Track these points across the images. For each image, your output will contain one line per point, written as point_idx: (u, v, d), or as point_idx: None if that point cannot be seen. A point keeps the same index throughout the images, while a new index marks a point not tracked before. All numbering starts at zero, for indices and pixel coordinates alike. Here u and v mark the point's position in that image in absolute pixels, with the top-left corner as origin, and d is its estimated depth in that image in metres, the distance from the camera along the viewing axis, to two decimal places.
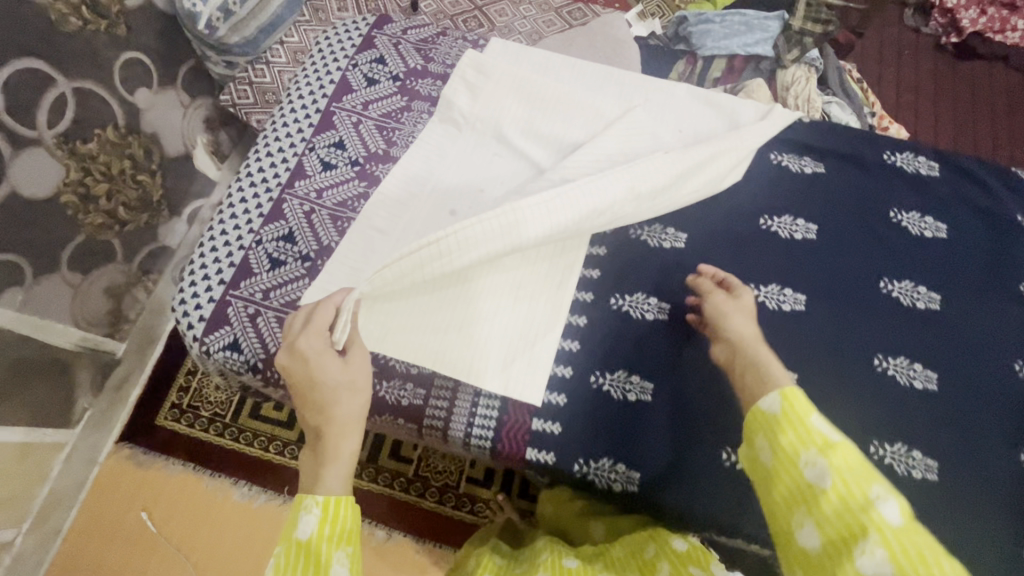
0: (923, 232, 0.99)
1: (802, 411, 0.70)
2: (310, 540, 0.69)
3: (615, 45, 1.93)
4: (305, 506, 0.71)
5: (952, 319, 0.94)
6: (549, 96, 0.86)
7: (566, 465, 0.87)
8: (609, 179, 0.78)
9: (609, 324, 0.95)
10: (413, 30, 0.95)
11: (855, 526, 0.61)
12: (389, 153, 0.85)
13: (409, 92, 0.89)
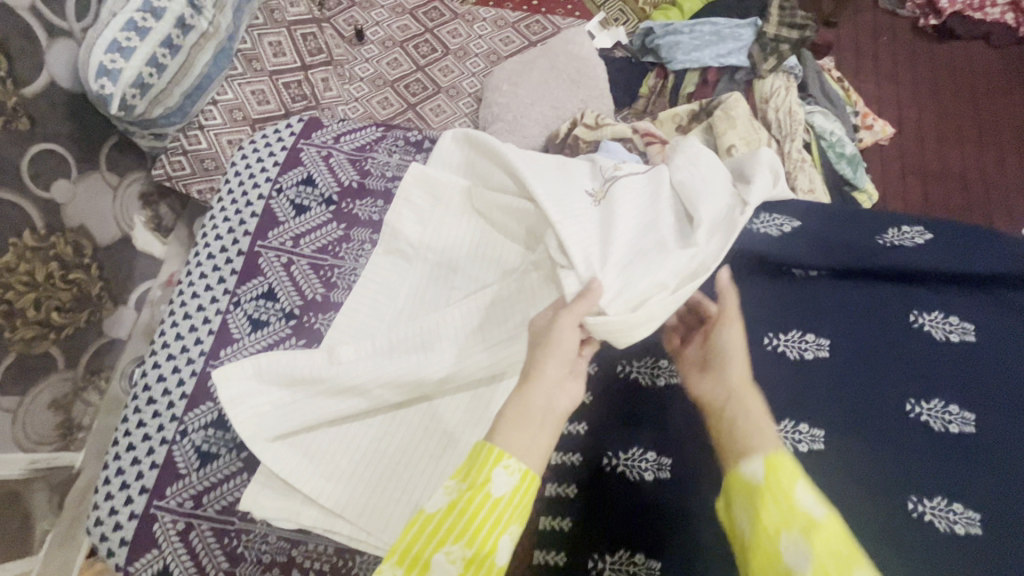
0: (949, 336, 0.74)
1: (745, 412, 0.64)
2: (489, 502, 0.55)
3: (580, 63, 1.79)
4: (507, 465, 0.56)
5: (1001, 444, 0.67)
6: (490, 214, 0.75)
7: None
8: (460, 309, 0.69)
9: (614, 491, 0.76)
10: (345, 139, 0.85)
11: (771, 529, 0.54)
12: (329, 297, 0.73)
13: (345, 219, 0.77)
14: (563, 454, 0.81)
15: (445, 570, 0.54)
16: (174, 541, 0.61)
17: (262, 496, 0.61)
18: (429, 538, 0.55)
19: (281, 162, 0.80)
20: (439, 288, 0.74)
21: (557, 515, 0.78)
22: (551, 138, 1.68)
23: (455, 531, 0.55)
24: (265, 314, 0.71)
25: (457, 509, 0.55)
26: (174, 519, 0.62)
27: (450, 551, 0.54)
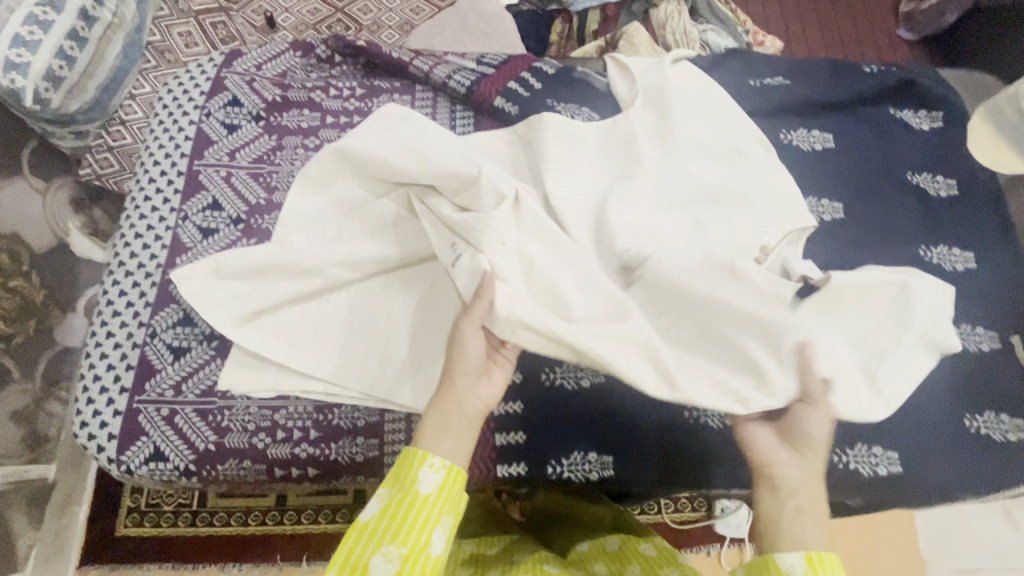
0: (814, 148, 0.79)
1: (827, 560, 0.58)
2: (419, 501, 0.61)
3: (489, 18, 1.87)
4: (432, 464, 0.62)
5: (859, 229, 0.75)
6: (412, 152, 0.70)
7: (539, 471, 0.75)
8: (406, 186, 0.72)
9: (553, 406, 0.77)
10: (267, 60, 0.83)
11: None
12: (273, 201, 0.75)
13: (277, 130, 0.78)
14: (507, 402, 0.77)
15: (383, 569, 0.58)
16: (162, 425, 0.65)
17: (241, 374, 0.66)
18: (366, 545, 0.60)
19: (206, 90, 0.80)
20: None
21: (512, 461, 0.75)
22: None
23: (386, 536, 0.60)
24: (214, 223, 0.74)
25: (389, 513, 0.61)
26: (158, 408, 0.66)
27: (385, 552, 0.59)
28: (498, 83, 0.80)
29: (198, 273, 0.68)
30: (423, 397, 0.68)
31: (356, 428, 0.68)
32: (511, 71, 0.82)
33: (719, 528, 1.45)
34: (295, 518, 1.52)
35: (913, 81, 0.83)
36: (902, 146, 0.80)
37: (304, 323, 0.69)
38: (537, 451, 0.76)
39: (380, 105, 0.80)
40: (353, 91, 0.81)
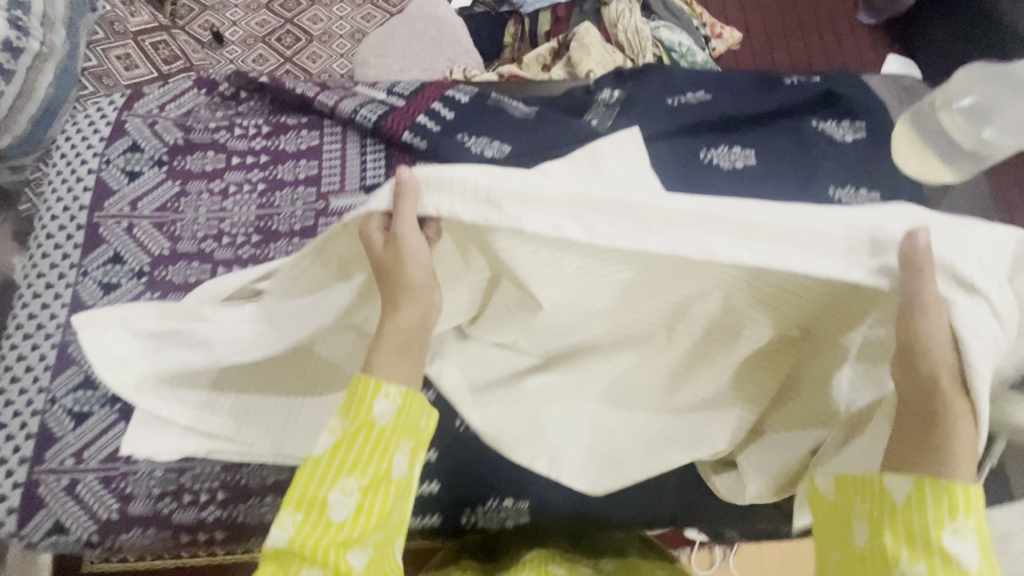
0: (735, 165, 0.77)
1: (969, 500, 0.50)
2: (376, 435, 0.55)
3: (439, 23, 1.82)
4: (386, 392, 0.56)
5: None
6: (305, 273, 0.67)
7: (453, 519, 0.79)
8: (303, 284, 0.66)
9: (470, 457, 0.79)
10: (169, 100, 0.80)
11: (943, 548, 0.50)
12: (177, 250, 0.73)
13: (180, 175, 0.75)
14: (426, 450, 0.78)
15: (344, 503, 0.54)
16: (62, 496, 0.64)
17: (146, 440, 0.65)
18: (322, 479, 0.55)
19: (106, 136, 0.77)
20: (283, 223, 0.74)
21: (427, 512, 0.78)
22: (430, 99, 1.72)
23: (343, 468, 0.55)
24: (115, 277, 0.71)
25: (344, 451, 0.55)
26: (59, 477, 0.65)
27: (343, 486, 0.54)
28: (408, 117, 0.77)
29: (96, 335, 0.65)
30: None
31: (266, 486, 0.68)
32: (422, 102, 0.79)
33: (684, 535, 1.45)
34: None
35: (838, 92, 0.81)
36: (828, 158, 0.78)
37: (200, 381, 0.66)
38: (451, 502, 0.78)
39: (288, 143, 0.77)
40: (260, 130, 0.78)
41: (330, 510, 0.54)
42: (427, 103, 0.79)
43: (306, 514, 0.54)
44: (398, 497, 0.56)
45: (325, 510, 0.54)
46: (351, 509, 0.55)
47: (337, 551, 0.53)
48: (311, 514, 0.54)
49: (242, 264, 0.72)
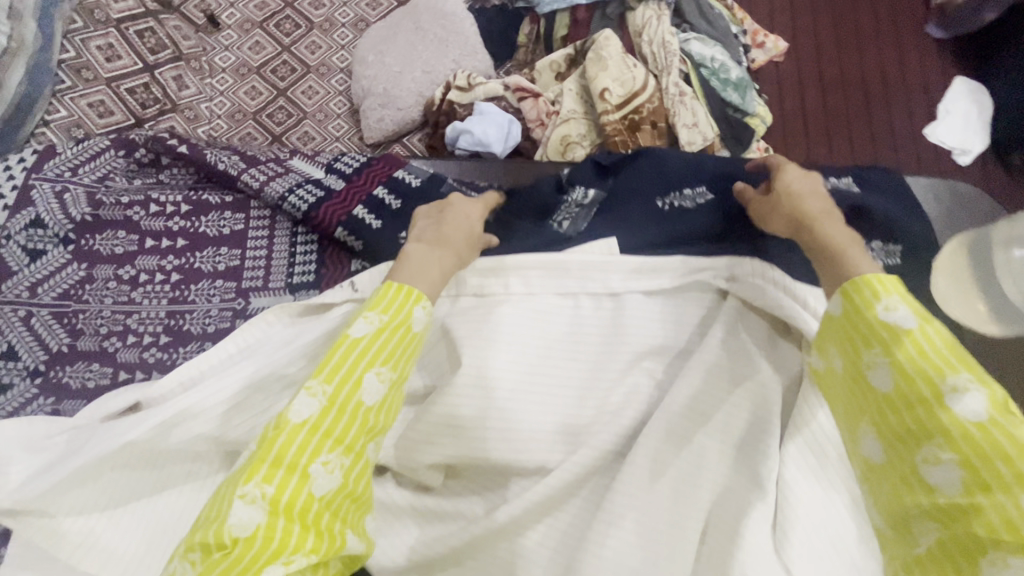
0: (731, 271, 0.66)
1: (882, 284, 0.48)
2: (411, 335, 0.55)
3: (444, 18, 1.52)
4: (422, 301, 0.56)
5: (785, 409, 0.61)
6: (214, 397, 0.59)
7: None
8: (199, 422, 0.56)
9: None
10: (83, 163, 0.70)
11: (877, 321, 0.46)
12: (78, 348, 0.64)
13: (88, 257, 0.66)
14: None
15: (324, 480, 0.48)
16: None
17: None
18: (351, 366, 0.52)
19: (9, 206, 0.68)
20: (195, 324, 0.65)
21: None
22: (428, 109, 1.46)
23: (377, 355, 0.52)
24: (8, 376, 0.63)
25: (382, 337, 0.53)
26: None
27: (378, 371, 0.52)
28: (343, 207, 0.66)
29: None
30: None
31: None
32: (361, 186, 0.68)
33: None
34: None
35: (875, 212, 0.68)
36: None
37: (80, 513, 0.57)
38: None
39: (210, 225, 0.67)
40: (178, 207, 0.68)
41: (359, 392, 0.51)
42: (370, 188, 0.68)
43: (282, 481, 0.47)
44: (399, 405, 0.56)
45: (358, 390, 0.51)
46: (379, 398, 0.53)
47: (355, 442, 0.51)
48: (294, 480, 0.47)
49: (146, 369, 0.63)
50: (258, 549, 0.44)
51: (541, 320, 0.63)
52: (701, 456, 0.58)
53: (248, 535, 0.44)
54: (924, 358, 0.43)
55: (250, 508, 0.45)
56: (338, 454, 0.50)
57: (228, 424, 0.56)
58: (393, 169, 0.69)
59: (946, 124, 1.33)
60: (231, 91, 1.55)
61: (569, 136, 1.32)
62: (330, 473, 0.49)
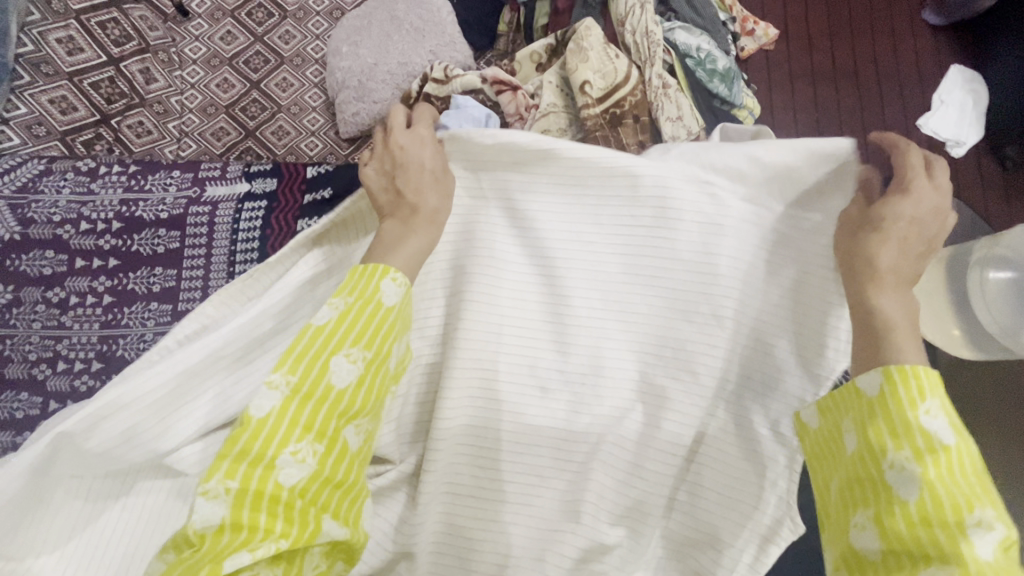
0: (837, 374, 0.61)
1: (927, 378, 0.40)
2: (383, 314, 0.48)
3: (419, 4, 1.34)
4: (394, 276, 0.50)
5: None
6: (145, 412, 0.53)
7: None
8: (133, 450, 0.53)
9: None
10: (6, 175, 0.67)
11: (915, 425, 0.39)
12: (6, 374, 0.61)
13: (12, 278, 0.63)
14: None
15: (292, 470, 0.44)
16: None
17: None
18: (316, 350, 0.46)
19: None
20: (129, 348, 0.62)
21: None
22: (402, 102, 1.28)
23: (345, 336, 0.46)
24: None
25: (349, 321, 0.47)
26: None
27: (348, 352, 0.46)
28: (285, 238, 0.64)
29: None
30: None
31: None
32: (289, 201, 0.66)
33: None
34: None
35: None
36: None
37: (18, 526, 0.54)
38: None
39: (143, 243, 0.64)
40: (109, 225, 0.64)
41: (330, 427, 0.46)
42: (295, 204, 0.65)
43: (242, 471, 0.43)
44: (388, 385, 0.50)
45: (326, 372, 0.45)
46: (352, 378, 0.47)
47: (329, 429, 0.46)
48: (251, 471, 0.43)
49: (79, 397, 0.60)
50: (228, 540, 0.41)
51: (513, 315, 0.59)
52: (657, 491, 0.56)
53: (212, 530, 0.41)
54: (955, 483, 0.37)
55: (212, 502, 0.42)
56: (310, 441, 0.45)
57: (162, 438, 0.53)
58: (307, 180, 0.67)
59: (940, 116, 1.27)
60: (201, 84, 1.33)
61: (547, 132, 1.15)
62: (300, 462, 0.44)
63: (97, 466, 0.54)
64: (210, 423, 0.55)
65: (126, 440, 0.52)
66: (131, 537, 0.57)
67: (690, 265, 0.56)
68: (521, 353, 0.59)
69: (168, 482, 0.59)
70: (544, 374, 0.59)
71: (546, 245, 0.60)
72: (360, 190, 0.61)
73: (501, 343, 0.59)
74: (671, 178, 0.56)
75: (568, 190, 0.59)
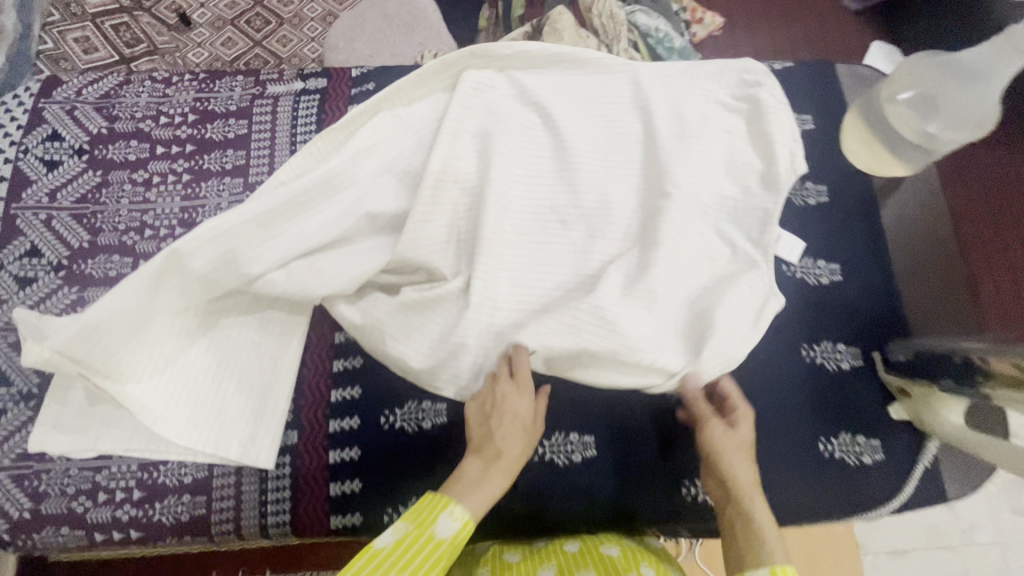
0: (804, 201, 0.74)
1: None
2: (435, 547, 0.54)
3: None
4: (452, 510, 0.55)
5: (850, 293, 0.70)
6: (242, 237, 0.63)
7: (374, 531, 0.63)
8: (230, 270, 0.63)
9: (391, 452, 0.65)
10: (89, 84, 0.77)
11: None
12: (97, 242, 0.70)
13: (101, 164, 0.73)
14: (338, 420, 0.66)
15: None
16: (8, 485, 0.62)
17: (99, 441, 0.63)
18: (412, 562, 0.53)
19: (25, 124, 0.74)
20: (207, 215, 0.72)
21: (346, 510, 0.63)
22: None
23: (398, 565, 0.52)
24: (32, 271, 0.69)
25: (405, 549, 0.53)
26: None
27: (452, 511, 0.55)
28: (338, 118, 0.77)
29: (31, 335, 0.59)
30: (254, 441, 0.63)
31: (184, 484, 0.63)
32: (339, 95, 0.78)
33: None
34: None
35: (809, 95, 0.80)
36: (792, 136, 0.74)
37: (127, 346, 0.62)
38: (372, 517, 0.63)
39: (215, 131, 0.75)
40: (186, 117, 0.75)
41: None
42: (345, 93, 0.78)
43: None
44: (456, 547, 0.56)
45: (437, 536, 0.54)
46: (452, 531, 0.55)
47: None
48: None
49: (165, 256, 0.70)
50: None
51: (529, 166, 0.73)
52: (668, 282, 0.66)
53: None
54: None
55: None
56: None
57: (253, 260, 0.63)
58: (353, 78, 0.79)
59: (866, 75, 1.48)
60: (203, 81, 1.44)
61: None
62: None
63: (198, 289, 0.64)
64: (287, 253, 0.65)
65: (225, 261, 0.63)
66: (225, 359, 0.66)
67: (655, 111, 0.75)
68: (538, 197, 0.72)
69: (251, 317, 0.68)
70: (553, 204, 0.72)
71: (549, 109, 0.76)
72: (400, 81, 0.76)
73: (524, 188, 0.72)
74: (635, 67, 0.79)
75: (561, 77, 0.80)
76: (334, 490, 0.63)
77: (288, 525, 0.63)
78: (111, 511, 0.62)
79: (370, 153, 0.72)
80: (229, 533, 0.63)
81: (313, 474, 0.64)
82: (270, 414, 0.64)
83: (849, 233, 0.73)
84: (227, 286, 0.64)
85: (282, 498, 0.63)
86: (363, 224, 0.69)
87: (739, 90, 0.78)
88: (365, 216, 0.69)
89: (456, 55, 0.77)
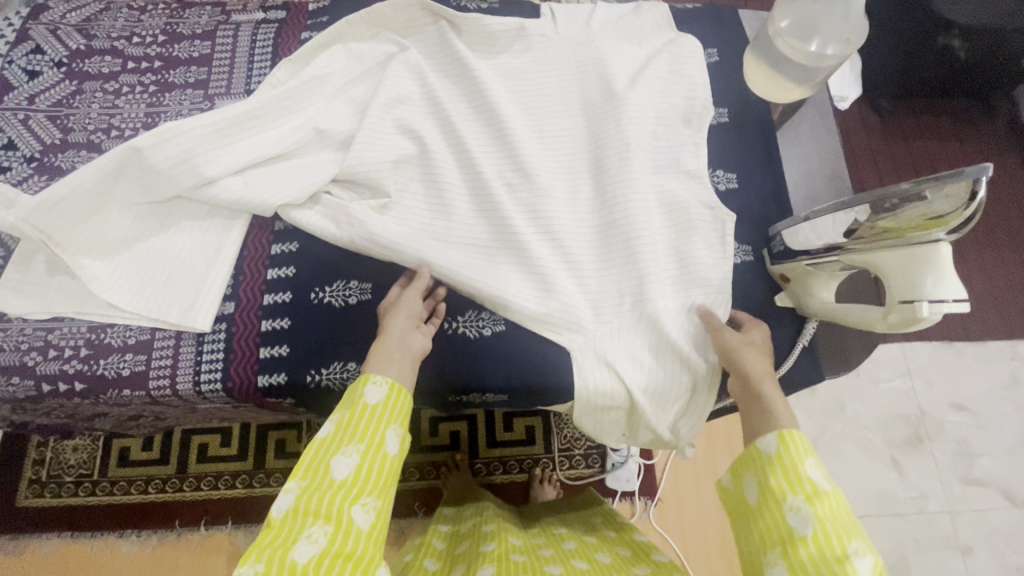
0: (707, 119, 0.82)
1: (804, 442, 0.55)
2: (338, 489, 0.52)
3: None
4: (346, 448, 0.54)
5: (744, 198, 0.78)
6: (191, 129, 0.71)
7: (298, 391, 0.70)
8: (187, 169, 0.70)
9: (319, 324, 0.71)
10: (73, 11, 0.86)
11: (807, 476, 0.53)
12: (68, 140, 0.78)
13: (77, 75, 0.81)
14: (272, 295, 0.73)
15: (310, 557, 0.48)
16: None
17: (53, 304, 0.69)
18: (319, 509, 0.50)
19: (12, 40, 0.83)
20: (167, 119, 0.80)
21: (273, 371, 0.69)
22: None
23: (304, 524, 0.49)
24: (6, 161, 0.77)
25: (305, 507, 0.50)
26: None
27: (347, 449, 0.54)
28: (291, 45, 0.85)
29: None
30: (193, 308, 0.70)
31: (128, 345, 0.70)
32: (295, 25, 0.87)
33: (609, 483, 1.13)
34: (246, 483, 1.14)
35: (722, 33, 0.88)
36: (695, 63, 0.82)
37: (86, 220, 0.69)
38: (297, 379, 0.69)
39: (181, 51, 0.84)
40: (156, 38, 0.84)
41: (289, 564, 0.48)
42: (300, 25, 0.87)
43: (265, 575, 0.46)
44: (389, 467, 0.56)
45: (335, 474, 0.52)
46: (354, 469, 0.54)
47: (344, 515, 0.51)
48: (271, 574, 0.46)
49: None
50: None
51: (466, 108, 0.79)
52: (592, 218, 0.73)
53: None
54: (836, 520, 0.50)
55: None
56: (320, 525, 0.50)
57: (207, 161, 0.70)
58: (309, 12, 0.88)
59: None
60: None
61: None
62: (313, 543, 0.49)
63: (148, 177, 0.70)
64: (242, 160, 0.72)
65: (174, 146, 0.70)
66: (176, 239, 0.73)
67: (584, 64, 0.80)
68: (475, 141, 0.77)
69: (202, 209, 0.74)
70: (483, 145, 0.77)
71: (489, 64, 0.82)
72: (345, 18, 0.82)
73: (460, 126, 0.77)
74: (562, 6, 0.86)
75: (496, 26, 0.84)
76: (262, 353, 0.70)
77: (220, 385, 0.69)
78: (60, 365, 0.68)
79: (325, 80, 0.79)
80: (166, 391, 0.69)
81: (247, 342, 0.70)
82: (209, 288, 0.71)
83: (745, 151, 0.81)
84: (178, 178, 0.70)
85: (217, 360, 0.70)
86: (312, 139, 0.75)
87: (657, 23, 0.86)
88: (314, 131, 0.75)
89: (403, 3, 0.82)
